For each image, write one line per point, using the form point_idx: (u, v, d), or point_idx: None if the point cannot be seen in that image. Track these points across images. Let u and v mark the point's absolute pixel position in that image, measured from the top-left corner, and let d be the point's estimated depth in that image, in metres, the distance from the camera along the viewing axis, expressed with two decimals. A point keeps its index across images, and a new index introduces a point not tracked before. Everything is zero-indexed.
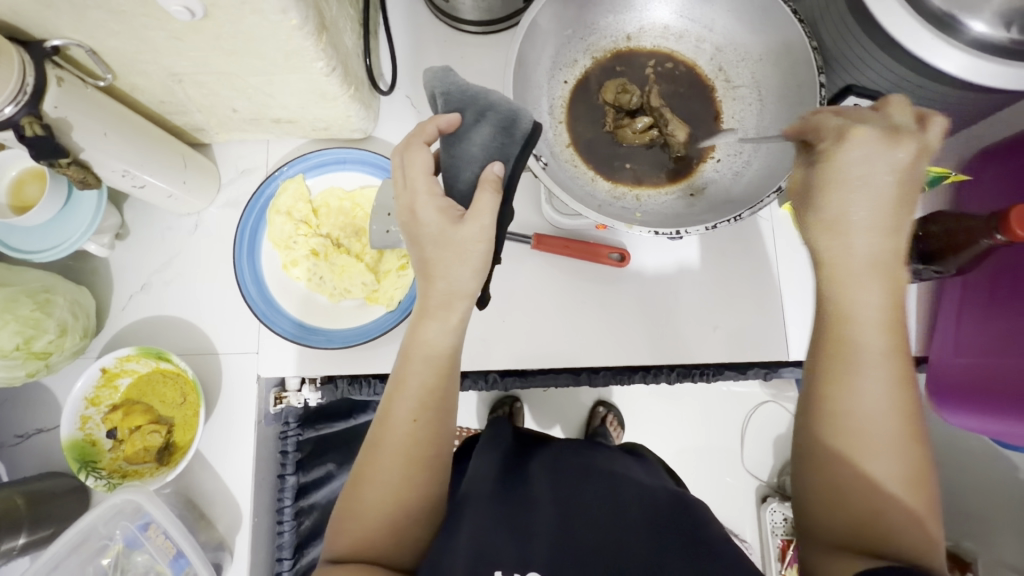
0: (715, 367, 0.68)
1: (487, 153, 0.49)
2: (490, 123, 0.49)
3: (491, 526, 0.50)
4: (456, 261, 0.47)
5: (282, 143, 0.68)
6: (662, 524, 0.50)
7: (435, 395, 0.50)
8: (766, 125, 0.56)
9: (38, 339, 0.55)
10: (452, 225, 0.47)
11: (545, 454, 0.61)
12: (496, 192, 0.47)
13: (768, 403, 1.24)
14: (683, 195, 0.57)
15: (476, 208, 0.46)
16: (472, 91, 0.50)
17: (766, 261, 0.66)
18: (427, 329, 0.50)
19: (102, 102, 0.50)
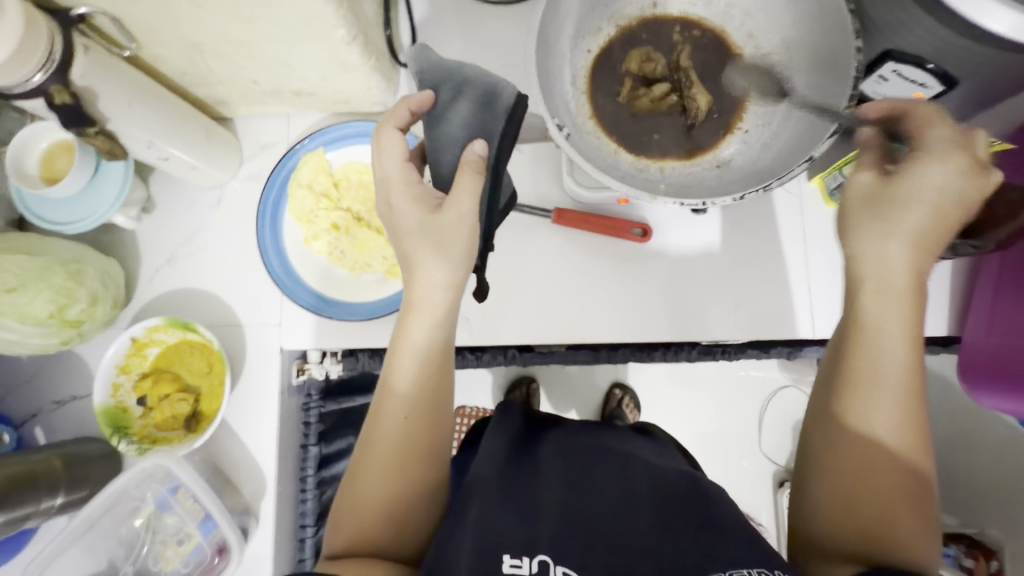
0: (738, 345, 0.67)
1: (467, 129, 0.50)
2: (468, 100, 0.50)
3: (498, 509, 0.50)
4: (436, 251, 0.48)
5: (302, 117, 0.68)
6: (673, 505, 0.49)
7: (427, 390, 0.50)
8: (797, 94, 0.54)
9: (71, 308, 0.57)
10: (431, 212, 0.48)
11: (555, 439, 0.60)
12: (477, 173, 0.47)
13: (787, 387, 1.22)
14: (709, 167, 0.56)
15: (456, 193, 0.47)
16: (446, 66, 0.51)
17: (793, 236, 0.64)
18: (413, 324, 0.50)
19: (127, 73, 0.51)
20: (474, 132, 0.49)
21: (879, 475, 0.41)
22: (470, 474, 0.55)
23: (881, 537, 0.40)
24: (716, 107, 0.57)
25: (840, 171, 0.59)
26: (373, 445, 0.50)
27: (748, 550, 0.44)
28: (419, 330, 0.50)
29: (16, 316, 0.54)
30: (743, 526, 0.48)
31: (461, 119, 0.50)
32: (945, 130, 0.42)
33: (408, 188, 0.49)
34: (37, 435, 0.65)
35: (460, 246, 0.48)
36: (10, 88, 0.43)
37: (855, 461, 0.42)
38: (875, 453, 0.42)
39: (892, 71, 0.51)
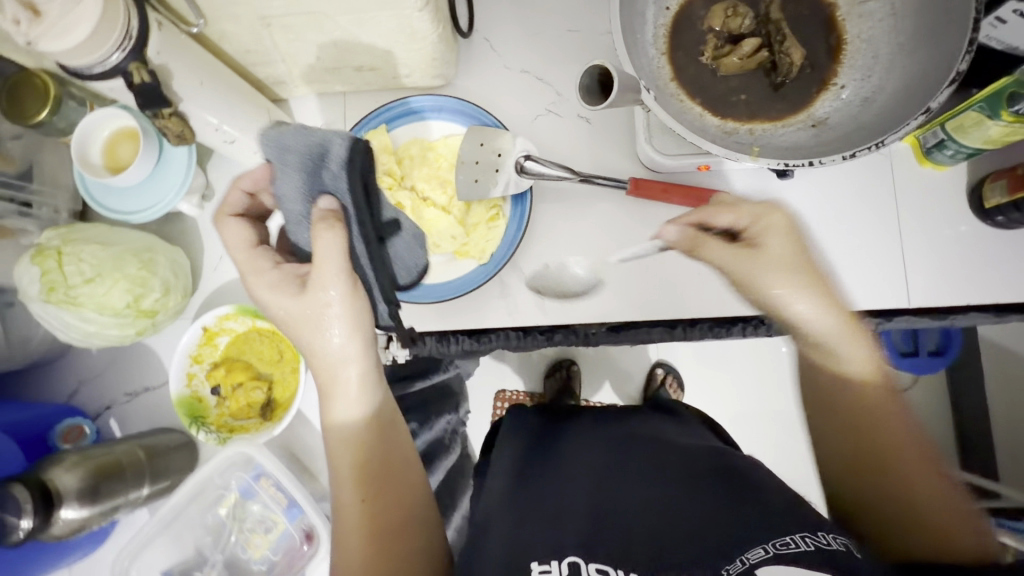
0: (821, 318, 0.63)
1: (303, 198, 0.49)
2: (294, 167, 0.48)
3: (523, 522, 0.47)
4: (322, 330, 0.49)
5: (359, 95, 0.66)
6: (707, 479, 0.48)
7: (370, 466, 0.49)
8: (901, 43, 0.50)
9: (146, 297, 0.56)
10: (297, 291, 0.49)
11: (574, 438, 0.57)
12: (334, 229, 0.47)
13: None
14: (803, 126, 0.52)
15: (316, 258, 0.47)
16: (268, 133, 0.49)
17: (883, 199, 0.60)
18: (334, 411, 0.50)
19: (196, 50, 0.49)
20: (309, 195, 0.49)
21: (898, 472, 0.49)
22: (484, 495, 0.53)
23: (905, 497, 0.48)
24: (808, 63, 0.53)
25: (942, 127, 0.55)
26: (344, 534, 0.48)
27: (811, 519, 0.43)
28: (336, 408, 0.50)
29: (94, 307, 0.54)
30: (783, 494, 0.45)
31: (289, 191, 0.48)
32: (774, 232, 0.54)
33: (261, 274, 0.51)
34: (112, 427, 0.66)
35: (342, 311, 0.48)
36: (89, 67, 0.41)
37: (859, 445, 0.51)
38: (891, 448, 0.50)
39: (1012, 12, 0.46)
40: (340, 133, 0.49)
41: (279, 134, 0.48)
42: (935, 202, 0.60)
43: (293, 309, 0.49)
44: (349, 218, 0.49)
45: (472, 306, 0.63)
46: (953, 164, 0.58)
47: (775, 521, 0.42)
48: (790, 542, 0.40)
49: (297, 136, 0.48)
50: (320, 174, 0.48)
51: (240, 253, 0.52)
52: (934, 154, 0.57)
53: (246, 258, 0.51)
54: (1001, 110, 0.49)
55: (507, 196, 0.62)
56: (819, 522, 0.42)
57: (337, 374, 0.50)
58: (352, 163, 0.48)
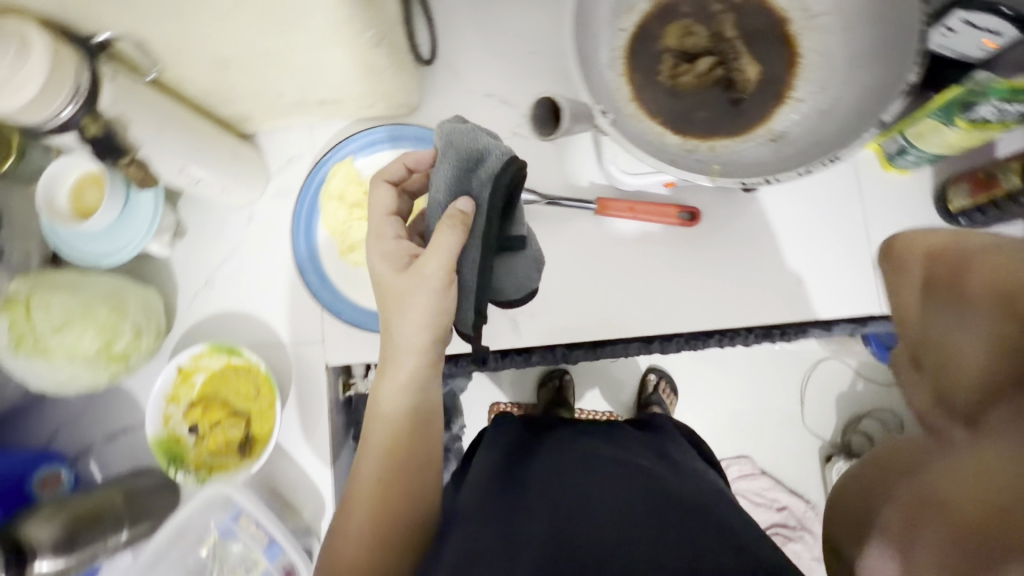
0: (798, 327, 0.63)
1: (449, 190, 0.49)
2: (449, 161, 0.48)
3: (483, 531, 0.49)
4: (403, 320, 0.50)
5: (326, 127, 0.66)
6: (666, 514, 0.49)
7: (399, 452, 0.52)
8: (854, 56, 0.50)
9: (118, 341, 0.56)
10: (400, 268, 0.50)
11: (546, 456, 0.60)
12: (458, 228, 0.47)
13: (828, 360, 1.19)
14: (763, 141, 0.53)
15: (428, 248, 0.48)
16: (479, 138, 0.49)
17: (851, 206, 0.61)
18: (381, 390, 0.52)
19: (153, 96, 0.49)
20: (455, 194, 0.49)
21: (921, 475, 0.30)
22: (456, 502, 0.55)
23: None
24: (764, 79, 0.54)
25: (901, 135, 0.55)
26: (353, 505, 0.51)
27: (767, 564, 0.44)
28: (383, 388, 0.52)
29: (65, 354, 0.54)
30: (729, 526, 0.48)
31: (440, 180, 0.49)
32: (914, 275, 0.33)
33: (381, 242, 0.52)
34: (93, 470, 0.65)
35: (427, 307, 0.49)
36: (43, 123, 0.42)
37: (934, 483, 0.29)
38: None
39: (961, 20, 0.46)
40: (501, 146, 0.49)
41: (458, 130, 0.49)
42: (902, 207, 0.60)
43: (384, 288, 0.51)
44: (475, 227, 0.48)
45: None
46: (917, 169, 0.59)
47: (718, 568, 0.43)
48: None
49: (465, 135, 0.49)
50: (466, 180, 0.49)
51: (376, 215, 0.54)
52: (897, 160, 0.58)
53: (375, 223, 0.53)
54: (955, 117, 0.49)
55: None
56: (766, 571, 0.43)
57: (394, 357, 0.52)
58: (501, 174, 0.47)
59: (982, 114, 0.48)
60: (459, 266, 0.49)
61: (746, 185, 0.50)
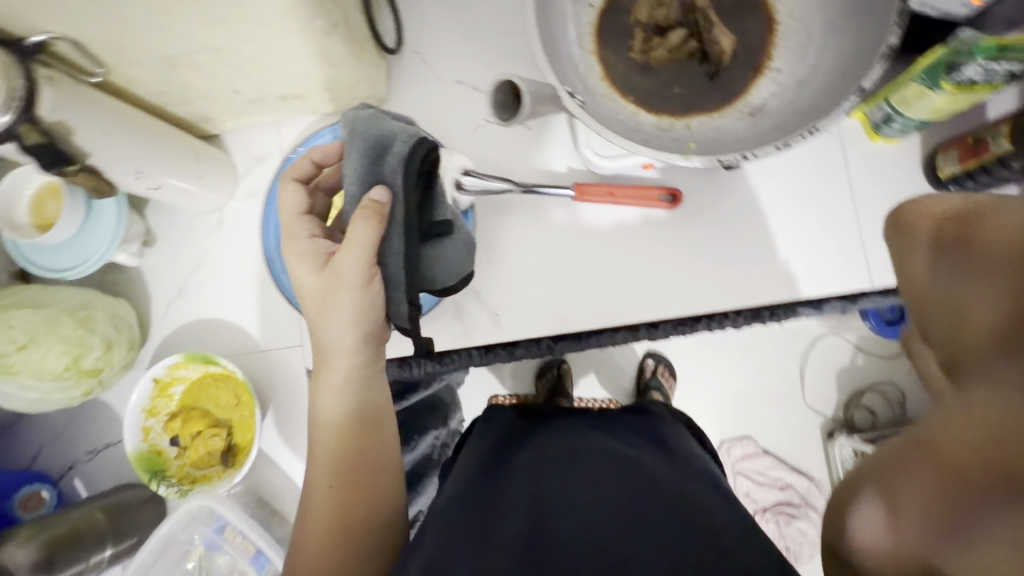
0: (791, 308, 0.60)
1: (359, 181, 0.46)
2: (356, 152, 0.46)
3: (460, 529, 0.48)
4: (329, 320, 0.48)
5: (292, 123, 0.64)
6: (653, 506, 0.49)
7: (348, 458, 0.49)
8: (832, 20, 0.48)
9: (86, 357, 0.55)
10: (318, 268, 0.49)
11: (535, 445, 0.59)
12: (369, 216, 0.44)
13: (826, 336, 1.18)
14: (741, 116, 0.51)
15: (347, 241, 0.45)
16: (384, 129, 0.46)
17: (838, 178, 0.58)
18: (318, 394, 0.50)
19: (100, 101, 0.47)
20: (367, 182, 0.46)
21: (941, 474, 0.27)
22: (437, 498, 0.54)
23: None
24: (740, 49, 0.51)
25: (886, 101, 0.53)
26: (309, 516, 0.48)
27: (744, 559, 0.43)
28: (322, 396, 0.50)
29: (32, 373, 0.52)
30: (714, 514, 0.48)
31: (351, 172, 0.47)
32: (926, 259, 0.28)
33: (297, 246, 0.50)
34: (77, 487, 0.64)
35: (350, 304, 0.47)
36: None
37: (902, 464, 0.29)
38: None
39: None
40: (413, 127, 0.47)
41: (363, 118, 0.47)
42: (890, 176, 0.58)
43: (310, 291, 0.48)
44: (391, 212, 0.45)
45: (428, 329, 0.62)
46: (904, 136, 0.56)
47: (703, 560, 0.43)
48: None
49: (367, 124, 0.47)
50: (377, 167, 0.46)
51: (289, 216, 0.52)
52: (883, 129, 0.55)
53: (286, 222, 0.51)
54: (940, 80, 0.47)
55: None
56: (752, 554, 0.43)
57: (331, 361, 0.50)
58: (416, 156, 0.45)
59: (968, 75, 0.45)
60: (382, 256, 0.46)
61: (723, 162, 0.47)
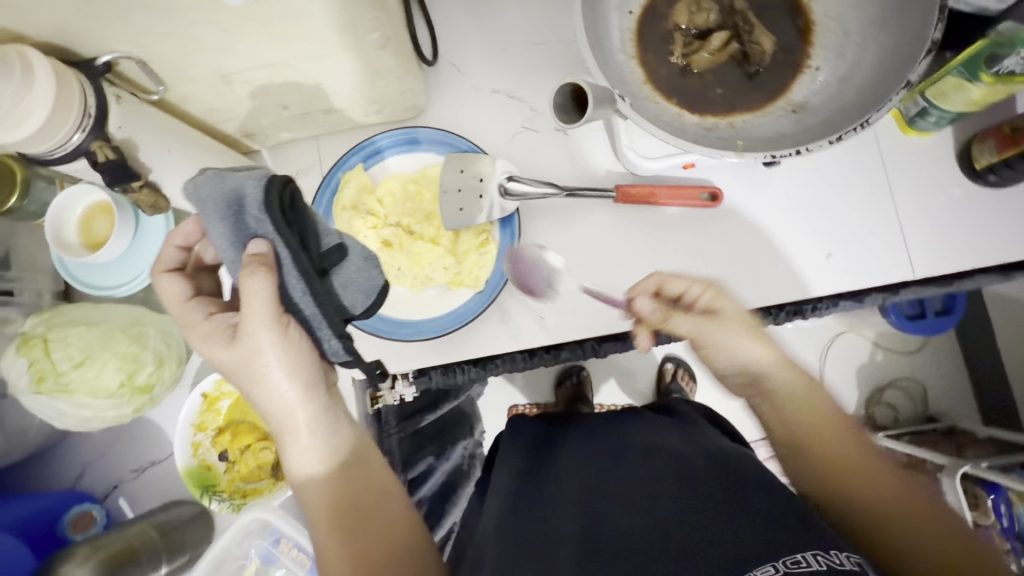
0: (831, 300, 0.60)
1: (235, 243, 0.45)
2: (217, 217, 0.44)
3: (514, 539, 0.48)
4: (266, 382, 0.46)
5: (331, 137, 0.65)
6: (698, 491, 0.46)
7: (347, 495, 0.48)
8: (870, 18, 0.49)
9: (140, 373, 0.55)
10: (226, 342, 0.47)
11: (571, 451, 0.58)
12: (260, 269, 0.43)
13: (847, 333, 1.24)
14: (784, 113, 0.52)
15: (245, 306, 0.44)
16: (227, 185, 0.44)
17: (875, 172, 0.59)
18: (290, 458, 0.49)
19: (159, 118, 0.48)
20: (241, 242, 0.45)
21: (853, 485, 0.46)
22: (483, 521, 0.54)
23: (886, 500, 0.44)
24: (779, 50, 0.53)
25: (922, 95, 0.54)
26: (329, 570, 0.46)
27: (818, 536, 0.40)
28: (291, 459, 0.48)
29: (88, 391, 0.53)
30: (772, 493, 0.45)
31: (219, 240, 0.45)
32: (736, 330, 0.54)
33: (194, 326, 0.48)
34: (123, 507, 0.64)
35: (278, 360, 0.45)
36: (51, 153, 0.41)
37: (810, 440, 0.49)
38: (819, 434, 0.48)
39: None
40: (254, 173, 0.45)
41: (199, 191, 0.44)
42: (926, 169, 0.59)
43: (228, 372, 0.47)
44: (288, 259, 0.44)
45: (474, 335, 0.62)
46: (939, 129, 0.57)
47: (771, 535, 0.40)
48: (799, 561, 0.37)
49: (212, 185, 0.44)
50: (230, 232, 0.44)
51: (178, 307, 0.50)
52: (918, 122, 0.57)
53: (180, 313, 0.49)
54: (980, 72, 0.48)
55: (494, 220, 0.61)
56: (825, 533, 0.40)
57: (288, 423, 0.48)
58: (271, 198, 0.44)
59: (1009, 66, 0.47)
60: (290, 304, 0.46)
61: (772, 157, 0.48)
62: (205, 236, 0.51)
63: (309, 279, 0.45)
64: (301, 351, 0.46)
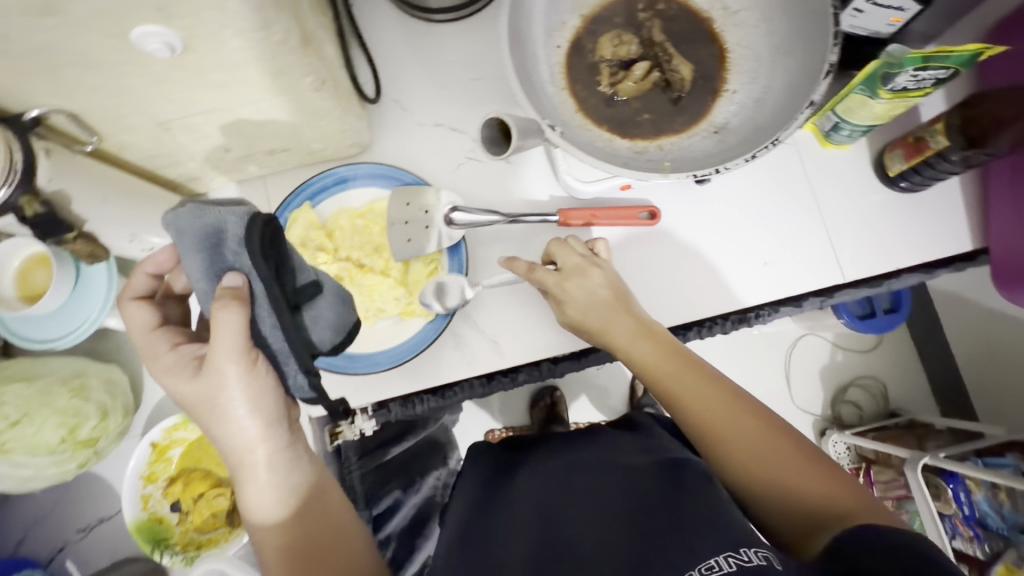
0: (771, 306, 0.63)
1: (211, 276, 0.44)
2: (195, 247, 0.43)
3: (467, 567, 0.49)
4: (223, 419, 0.46)
5: (279, 176, 0.66)
6: (644, 506, 0.48)
7: (296, 538, 0.47)
8: (776, 44, 0.53)
9: (82, 427, 0.53)
10: (191, 375, 0.46)
11: (529, 470, 0.59)
12: (234, 306, 0.42)
13: (805, 336, 1.29)
14: (707, 134, 0.55)
15: (214, 338, 0.43)
16: (209, 217, 0.43)
17: (800, 184, 0.63)
18: (246, 498, 0.47)
19: (94, 168, 0.48)
20: (219, 274, 0.44)
21: (765, 468, 0.48)
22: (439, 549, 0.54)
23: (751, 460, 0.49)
24: (699, 76, 0.56)
25: (833, 111, 0.58)
26: None
27: (733, 533, 0.42)
28: (250, 499, 0.47)
29: (26, 449, 0.51)
30: (710, 493, 0.47)
31: (195, 270, 0.43)
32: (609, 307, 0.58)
33: (158, 356, 0.47)
34: (70, 569, 0.61)
35: (241, 396, 0.45)
36: None
37: (715, 426, 0.51)
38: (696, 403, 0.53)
39: (866, 3, 0.49)
40: (238, 207, 0.44)
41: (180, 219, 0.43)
42: (846, 179, 0.63)
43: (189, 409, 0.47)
44: (262, 297, 0.43)
45: (429, 363, 0.62)
46: (853, 141, 0.61)
47: (700, 540, 0.42)
48: (711, 566, 0.39)
49: (189, 216, 0.43)
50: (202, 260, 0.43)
51: (139, 335, 0.49)
52: (833, 136, 0.61)
53: (144, 343, 0.48)
54: (878, 89, 0.52)
55: (442, 249, 0.62)
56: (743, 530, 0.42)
57: (247, 459, 0.47)
58: (252, 236, 0.43)
59: (901, 83, 0.51)
60: (260, 338, 0.45)
61: (697, 176, 0.51)
62: (179, 264, 0.50)
63: (280, 314, 0.44)
64: (266, 387, 0.46)
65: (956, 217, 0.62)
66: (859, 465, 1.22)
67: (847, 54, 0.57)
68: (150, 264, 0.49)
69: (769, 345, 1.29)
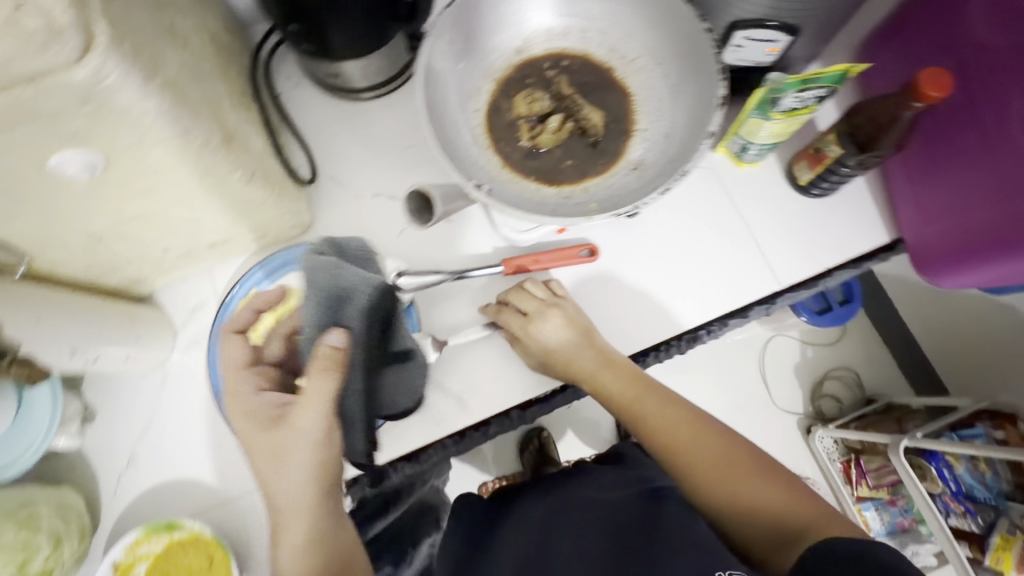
0: (720, 320, 0.66)
1: (320, 330, 0.52)
2: (316, 302, 0.51)
3: None
4: (281, 474, 0.50)
5: (225, 266, 0.66)
6: (623, 544, 0.48)
7: None
8: (674, 85, 0.58)
9: (34, 560, 0.51)
10: (267, 426, 0.51)
11: (507, 522, 0.58)
12: (331, 370, 0.49)
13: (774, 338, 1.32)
14: (626, 172, 0.58)
15: (304, 395, 0.50)
16: (337, 286, 0.52)
17: (724, 204, 0.67)
18: (280, 558, 0.51)
19: (25, 291, 0.48)
20: (327, 325, 0.52)
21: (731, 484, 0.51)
22: None
23: (714, 474, 0.51)
24: (610, 120, 0.60)
25: (738, 135, 0.63)
26: None
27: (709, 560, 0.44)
28: (285, 558, 0.51)
29: None
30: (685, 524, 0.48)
31: (310, 320, 0.52)
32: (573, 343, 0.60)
33: (243, 396, 0.53)
34: None
35: (306, 460, 0.50)
36: None
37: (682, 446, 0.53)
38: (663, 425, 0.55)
39: (743, 39, 0.55)
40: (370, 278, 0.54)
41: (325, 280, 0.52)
42: (765, 193, 0.67)
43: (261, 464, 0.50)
44: (355, 363, 0.52)
45: (397, 430, 0.62)
46: (762, 158, 0.66)
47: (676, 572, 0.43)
48: None
49: (329, 273, 0.52)
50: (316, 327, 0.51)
51: (231, 369, 0.55)
52: (743, 156, 0.65)
53: (233, 379, 0.54)
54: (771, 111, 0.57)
55: None
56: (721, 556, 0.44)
57: (288, 518, 0.51)
58: (373, 305, 0.53)
59: (788, 103, 0.56)
60: (342, 400, 0.54)
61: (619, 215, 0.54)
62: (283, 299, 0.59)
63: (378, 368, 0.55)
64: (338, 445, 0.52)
65: (868, 214, 0.66)
66: (848, 458, 1.24)
67: (740, 84, 0.62)
68: (254, 303, 0.58)
69: (739, 352, 1.32)
